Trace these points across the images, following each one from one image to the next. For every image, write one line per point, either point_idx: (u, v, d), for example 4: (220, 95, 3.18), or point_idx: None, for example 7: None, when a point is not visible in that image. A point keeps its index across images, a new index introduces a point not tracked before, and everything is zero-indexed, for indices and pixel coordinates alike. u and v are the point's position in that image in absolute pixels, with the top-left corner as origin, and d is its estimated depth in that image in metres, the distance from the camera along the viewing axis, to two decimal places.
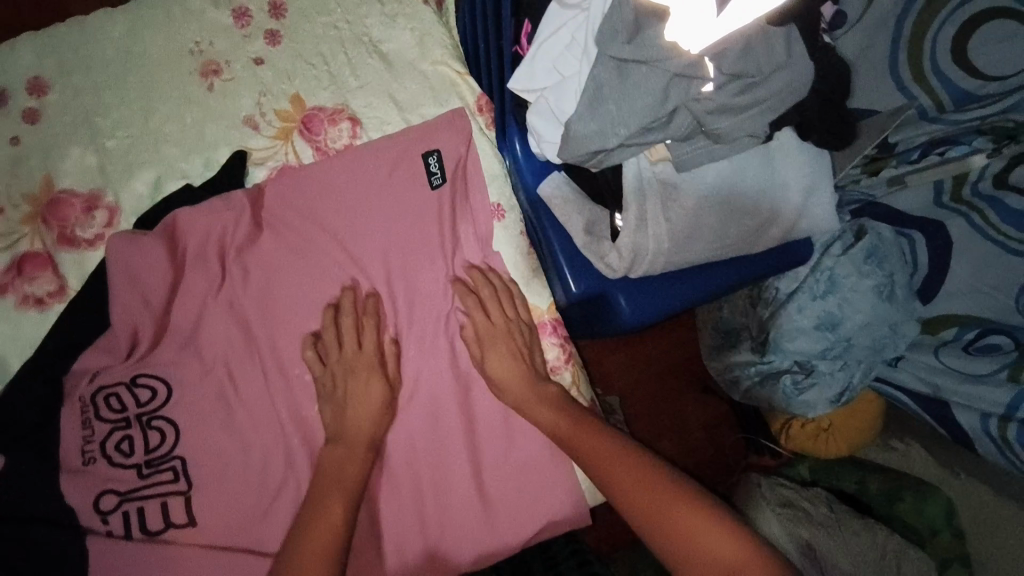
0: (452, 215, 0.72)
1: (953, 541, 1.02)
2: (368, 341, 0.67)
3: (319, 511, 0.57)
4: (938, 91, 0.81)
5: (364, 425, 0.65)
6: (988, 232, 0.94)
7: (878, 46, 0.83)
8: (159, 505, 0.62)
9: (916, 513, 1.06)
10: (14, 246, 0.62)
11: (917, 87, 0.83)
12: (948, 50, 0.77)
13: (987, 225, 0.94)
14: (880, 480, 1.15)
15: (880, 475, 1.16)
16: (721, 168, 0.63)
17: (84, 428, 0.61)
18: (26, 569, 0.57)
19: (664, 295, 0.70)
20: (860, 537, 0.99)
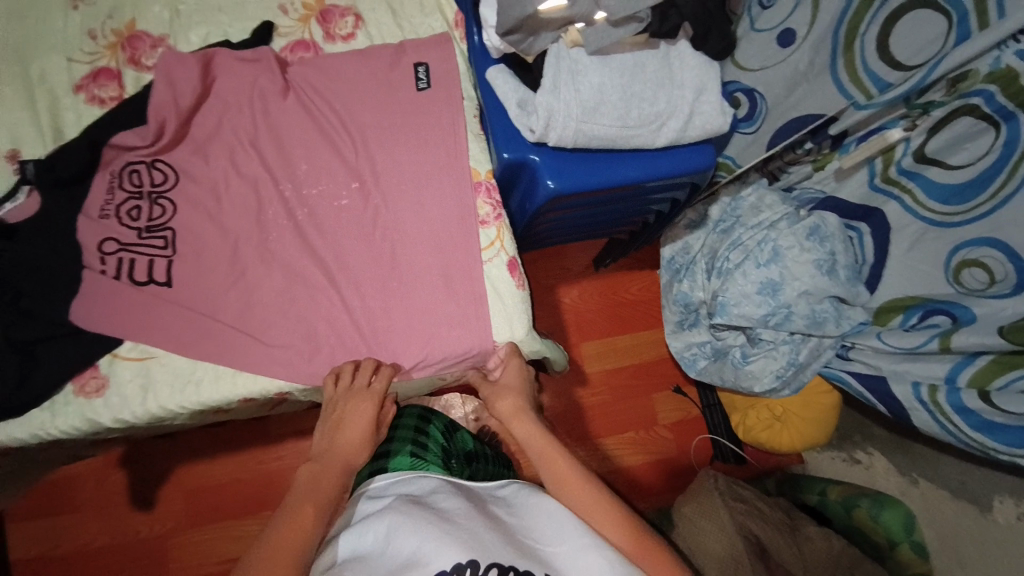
0: (426, 101, 0.90)
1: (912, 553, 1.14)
2: (378, 383, 0.78)
3: (291, 517, 0.61)
4: (867, 84, 1.00)
5: (346, 453, 0.71)
6: (916, 210, 1.06)
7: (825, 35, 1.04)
8: (147, 261, 0.80)
9: (872, 520, 1.19)
10: (96, 62, 0.85)
11: (853, 85, 1.02)
12: (874, 47, 0.97)
13: (916, 203, 1.05)
14: (839, 490, 1.29)
15: (841, 487, 1.30)
16: (624, 61, 0.81)
17: (108, 193, 0.80)
18: (56, 272, 0.77)
19: (581, 172, 0.85)
20: (814, 543, 1.09)
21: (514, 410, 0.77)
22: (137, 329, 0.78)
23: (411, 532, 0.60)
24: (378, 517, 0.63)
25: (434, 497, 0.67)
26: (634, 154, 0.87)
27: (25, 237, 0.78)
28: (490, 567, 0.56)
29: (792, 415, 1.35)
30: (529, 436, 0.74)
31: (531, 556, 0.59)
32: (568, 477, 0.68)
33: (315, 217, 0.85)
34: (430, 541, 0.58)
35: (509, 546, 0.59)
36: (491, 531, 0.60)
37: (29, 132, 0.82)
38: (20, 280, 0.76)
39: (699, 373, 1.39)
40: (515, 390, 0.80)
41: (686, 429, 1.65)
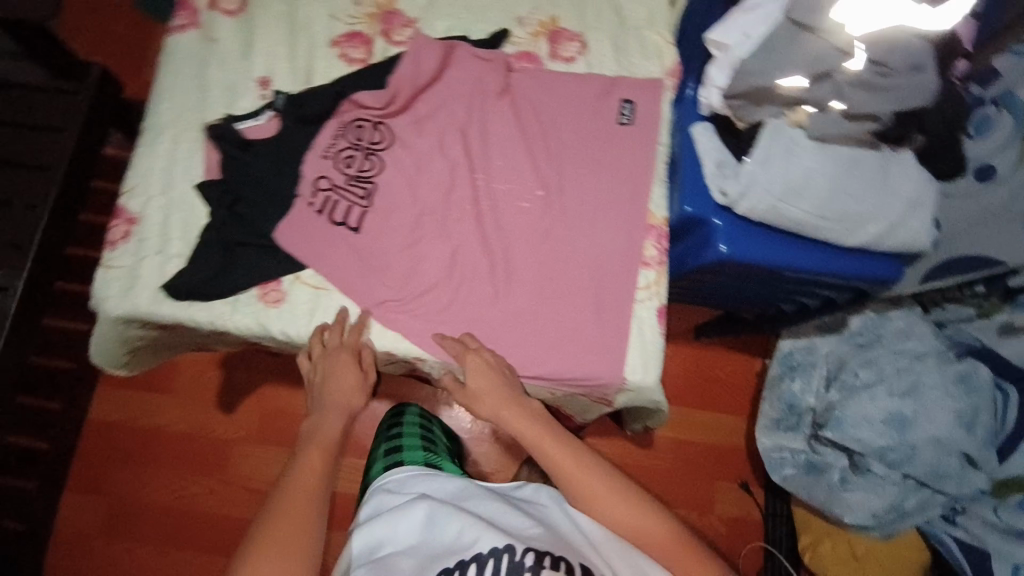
0: (624, 137, 0.94)
1: None
2: (350, 338, 0.85)
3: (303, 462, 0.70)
4: None
5: (336, 400, 0.80)
6: None
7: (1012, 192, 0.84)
8: (347, 206, 0.88)
9: None
10: (354, 25, 0.96)
11: None
12: None
13: None
14: None
15: None
16: (841, 154, 0.80)
17: (333, 137, 0.90)
18: (274, 194, 0.88)
19: (760, 244, 0.85)
20: None
21: (513, 416, 0.76)
22: (325, 263, 0.87)
23: (441, 523, 0.64)
24: (411, 506, 0.67)
25: (458, 495, 0.70)
26: (811, 246, 0.86)
27: (258, 157, 0.88)
28: (528, 551, 0.60)
29: (872, 556, 1.26)
30: (529, 434, 0.74)
31: (561, 543, 0.63)
32: (584, 485, 0.68)
33: (494, 213, 0.90)
34: (461, 532, 0.63)
35: (540, 535, 0.63)
36: (520, 524, 0.64)
37: (284, 69, 0.93)
38: (243, 192, 0.87)
39: (782, 480, 1.30)
40: (494, 397, 0.78)
41: (740, 529, 1.59)
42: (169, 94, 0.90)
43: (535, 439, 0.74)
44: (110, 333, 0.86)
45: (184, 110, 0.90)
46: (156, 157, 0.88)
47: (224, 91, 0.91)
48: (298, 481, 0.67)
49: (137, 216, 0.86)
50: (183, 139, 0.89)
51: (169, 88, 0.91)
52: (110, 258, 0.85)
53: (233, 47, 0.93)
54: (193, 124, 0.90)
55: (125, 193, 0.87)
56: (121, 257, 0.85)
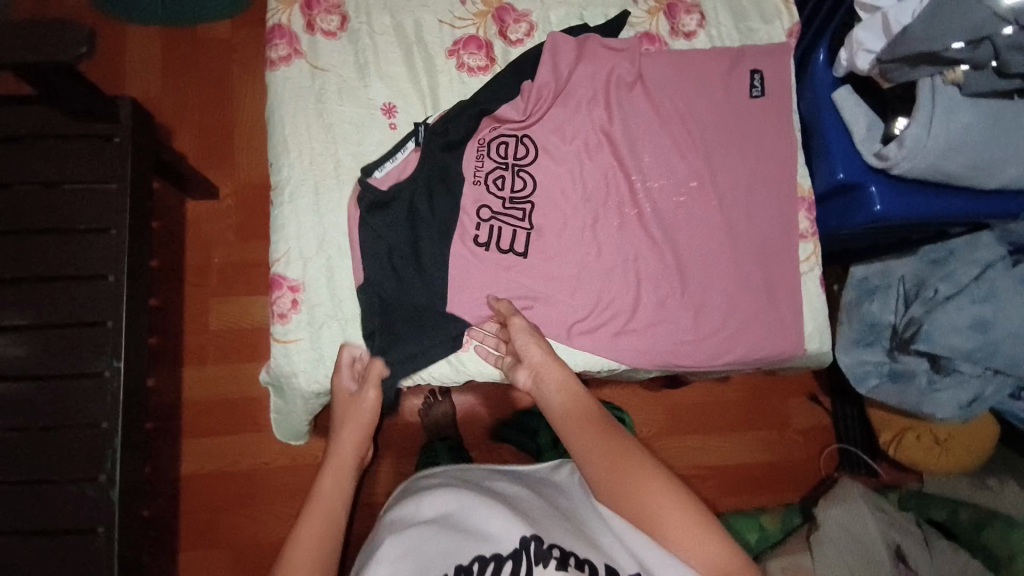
0: (759, 110, 0.93)
1: None
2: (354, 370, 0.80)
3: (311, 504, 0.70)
4: None
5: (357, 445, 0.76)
6: None
7: None
8: (511, 233, 0.84)
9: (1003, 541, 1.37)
10: (467, 28, 0.88)
11: None
12: None
13: None
14: (970, 511, 1.45)
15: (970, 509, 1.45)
16: (989, 105, 0.84)
17: (477, 160, 0.84)
18: (434, 233, 0.81)
19: (911, 199, 0.89)
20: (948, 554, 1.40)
21: (557, 384, 0.75)
22: (502, 300, 0.83)
23: (461, 512, 0.65)
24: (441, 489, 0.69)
25: (485, 480, 0.73)
26: (953, 194, 0.91)
27: (411, 196, 0.82)
28: (552, 547, 0.60)
29: (954, 441, 1.44)
30: (559, 411, 0.73)
31: (592, 544, 0.62)
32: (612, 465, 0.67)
33: (655, 212, 0.88)
34: (482, 519, 0.63)
35: (572, 531, 0.63)
36: (546, 515, 0.66)
37: (409, 92, 0.86)
38: (405, 233, 0.81)
39: (872, 392, 1.41)
40: (546, 371, 0.76)
41: (817, 437, 1.76)
42: (293, 141, 0.82)
43: (564, 397, 0.74)
44: (299, 407, 0.84)
45: (315, 156, 0.82)
46: (300, 214, 0.81)
47: (352, 128, 0.83)
48: (329, 503, 0.69)
49: (300, 282, 0.81)
50: (325, 189, 0.82)
51: (292, 135, 0.82)
52: (285, 332, 0.80)
53: (348, 75, 0.84)
54: (330, 170, 0.82)
55: (280, 259, 0.81)
56: (296, 329, 0.80)
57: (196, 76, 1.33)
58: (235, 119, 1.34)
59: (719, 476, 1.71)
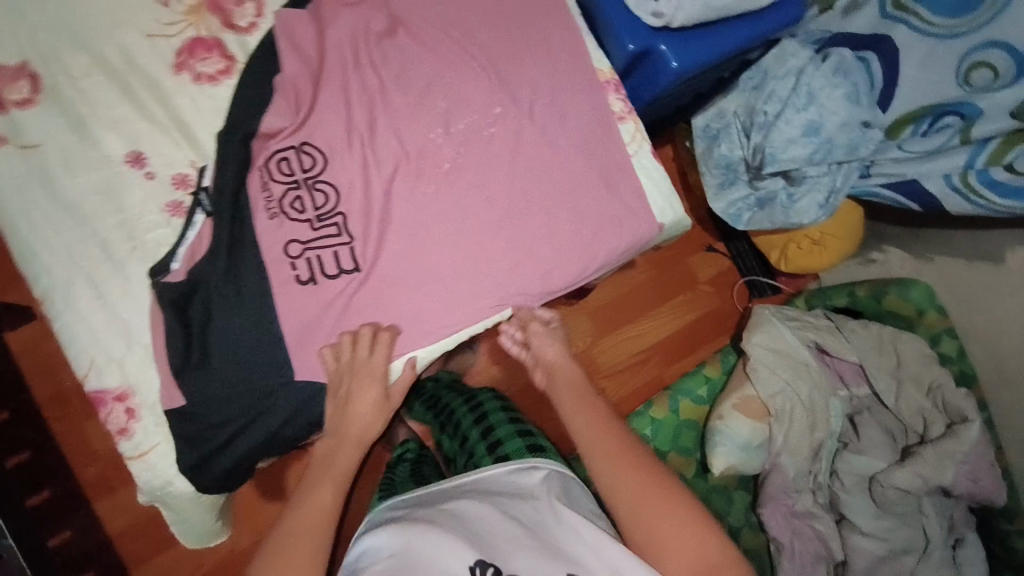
0: (533, 9, 0.88)
1: (937, 317, 1.49)
2: (376, 356, 0.75)
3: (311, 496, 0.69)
4: None
5: (356, 425, 0.74)
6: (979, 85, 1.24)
7: None
8: (332, 255, 0.76)
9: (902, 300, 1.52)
10: (183, 33, 0.75)
11: None
12: None
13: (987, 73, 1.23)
14: (866, 287, 1.59)
15: (866, 285, 1.60)
16: None
17: (264, 189, 0.75)
18: (255, 275, 0.74)
19: (700, 44, 0.89)
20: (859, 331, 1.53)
21: (568, 381, 0.84)
22: (354, 326, 0.77)
23: (411, 545, 0.65)
24: (396, 530, 0.67)
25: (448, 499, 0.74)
26: (738, 22, 0.91)
27: (212, 250, 0.73)
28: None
29: (828, 237, 1.57)
30: (566, 401, 0.82)
31: (556, 557, 0.65)
32: (629, 478, 0.72)
33: (473, 159, 0.84)
34: (440, 552, 0.64)
35: (535, 550, 0.65)
36: (509, 533, 0.66)
37: (150, 130, 0.73)
38: (224, 286, 0.73)
39: (749, 225, 1.51)
40: (556, 368, 0.86)
41: (724, 279, 1.88)
42: (46, 243, 0.70)
43: (570, 391, 0.83)
44: (194, 509, 0.77)
45: (75, 248, 0.71)
46: (91, 318, 0.71)
47: (103, 197, 0.72)
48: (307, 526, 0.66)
49: (126, 388, 0.72)
50: (104, 282, 0.72)
51: (40, 236, 0.70)
52: (135, 447, 0.72)
53: (70, 141, 0.71)
54: (101, 258, 0.72)
55: (86, 377, 0.72)
56: (147, 438, 0.73)
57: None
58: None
59: (656, 351, 1.81)
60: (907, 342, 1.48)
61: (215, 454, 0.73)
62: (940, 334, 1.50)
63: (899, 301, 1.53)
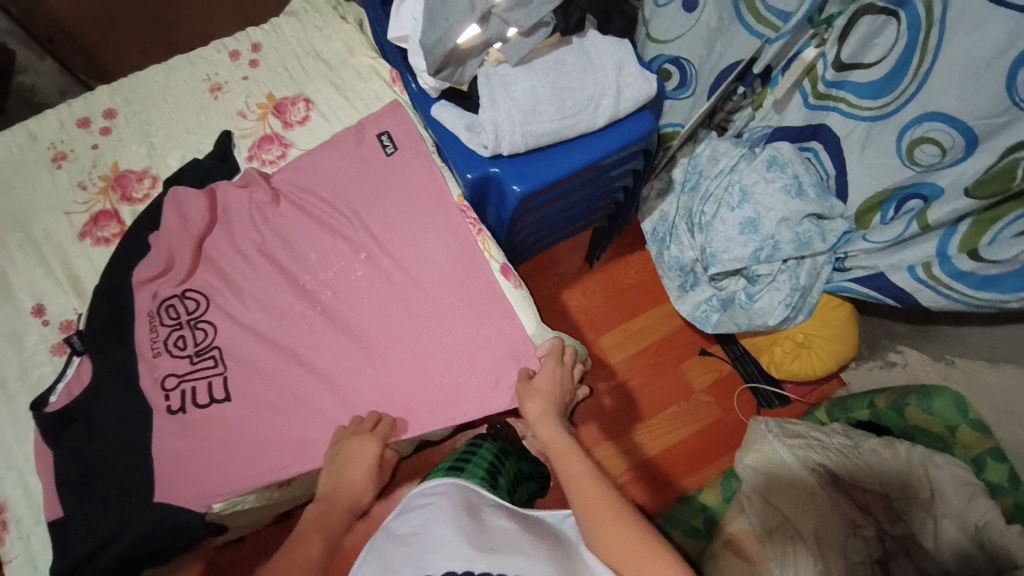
0: (389, 163, 0.99)
1: (977, 435, 1.11)
2: (382, 429, 0.82)
3: (298, 545, 0.65)
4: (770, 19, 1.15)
5: (357, 483, 0.77)
6: (932, 164, 1.08)
7: (694, 27, 1.28)
8: (206, 384, 0.86)
9: (925, 412, 1.16)
10: (92, 208, 0.95)
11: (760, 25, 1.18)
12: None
13: (937, 154, 1.07)
14: (887, 397, 1.23)
15: (886, 392, 1.23)
16: (547, 62, 0.90)
17: (151, 331, 0.87)
18: (108, 404, 0.84)
19: (541, 168, 0.92)
20: (883, 453, 1.17)
21: (548, 439, 0.78)
22: (206, 454, 0.82)
23: (425, 535, 0.59)
24: (427, 513, 0.63)
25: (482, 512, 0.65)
26: (582, 142, 0.94)
27: (88, 384, 0.85)
28: None
29: (812, 339, 1.38)
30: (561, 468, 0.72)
31: None
32: (618, 537, 0.61)
33: (336, 294, 0.91)
34: (449, 538, 0.57)
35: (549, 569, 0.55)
36: (529, 548, 0.58)
37: (52, 286, 0.90)
38: (98, 412, 0.83)
39: (716, 328, 1.43)
40: (543, 434, 0.78)
41: (721, 388, 1.58)
42: None
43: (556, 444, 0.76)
44: None
45: None
46: None
47: (7, 341, 0.88)
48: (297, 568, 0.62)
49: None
50: None
51: None
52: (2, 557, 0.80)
53: None
54: None
55: None
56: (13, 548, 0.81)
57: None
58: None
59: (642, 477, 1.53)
60: (941, 466, 1.10)
61: (81, 565, 0.78)
62: (982, 454, 1.10)
63: (925, 416, 1.17)
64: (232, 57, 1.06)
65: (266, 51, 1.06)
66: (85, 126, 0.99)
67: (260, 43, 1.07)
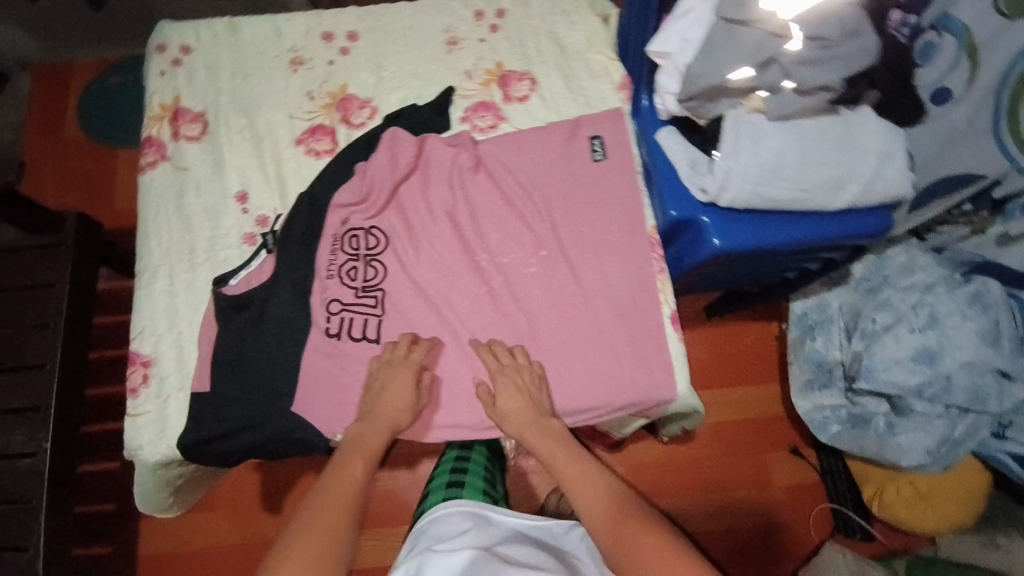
0: (594, 171, 0.96)
1: None
2: (415, 356, 0.84)
3: (339, 470, 0.74)
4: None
5: (392, 416, 0.81)
6: None
7: None
8: (363, 320, 0.88)
9: None
10: (313, 119, 0.99)
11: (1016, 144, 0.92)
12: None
13: None
14: None
15: None
16: (806, 124, 0.82)
17: (332, 253, 0.90)
18: (277, 307, 0.88)
19: (752, 230, 0.86)
20: None
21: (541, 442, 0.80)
22: (344, 386, 0.85)
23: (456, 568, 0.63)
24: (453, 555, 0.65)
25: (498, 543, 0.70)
26: (805, 217, 0.87)
27: (265, 282, 0.89)
28: None
29: (937, 493, 1.27)
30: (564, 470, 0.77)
31: None
32: (633, 548, 0.66)
33: (504, 279, 0.91)
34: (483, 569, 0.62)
35: None
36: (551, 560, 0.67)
37: (258, 178, 0.95)
38: (267, 310, 0.88)
39: (831, 439, 1.29)
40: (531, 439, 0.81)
41: (803, 494, 1.47)
42: (153, 229, 0.93)
43: (553, 456, 0.79)
44: (157, 477, 0.88)
45: (172, 243, 0.92)
46: (157, 287, 0.91)
47: (207, 215, 0.94)
48: (329, 499, 0.70)
49: (152, 357, 0.88)
50: (178, 275, 0.91)
51: (152, 223, 0.93)
52: (137, 405, 0.86)
53: (205, 172, 0.96)
54: (185, 256, 0.92)
55: (138, 337, 0.89)
56: (148, 402, 0.87)
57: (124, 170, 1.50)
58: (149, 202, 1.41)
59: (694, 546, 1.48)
60: None
61: (212, 441, 0.83)
62: None
63: None
64: (476, 15, 1.05)
65: (509, 18, 1.05)
66: (327, 40, 1.03)
67: (506, 9, 1.06)
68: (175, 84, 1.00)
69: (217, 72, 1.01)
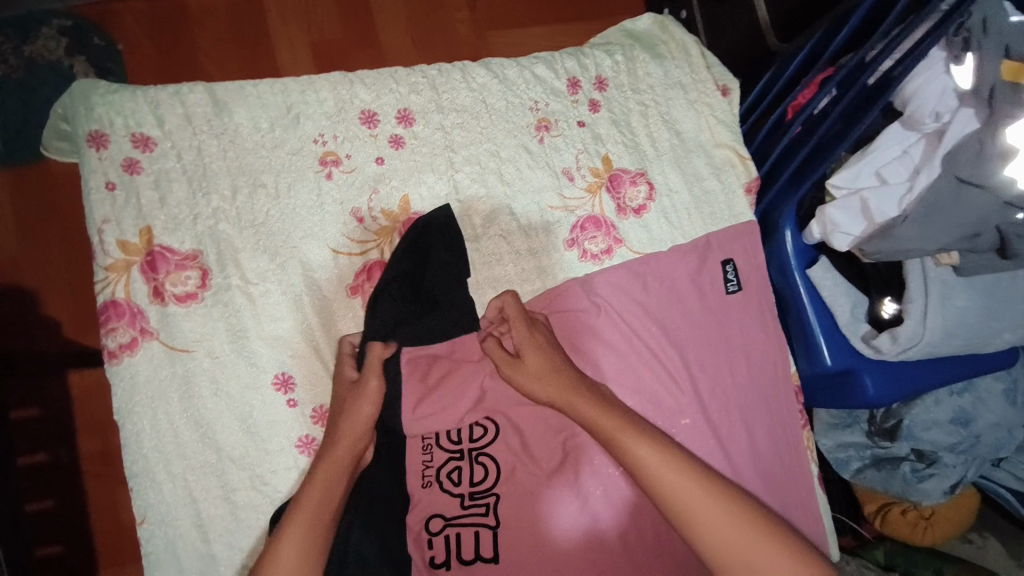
0: (728, 307, 0.80)
1: None
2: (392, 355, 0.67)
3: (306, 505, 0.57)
4: None
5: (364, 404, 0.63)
6: None
7: None
8: (473, 536, 0.66)
9: None
10: (367, 253, 0.71)
11: None
12: None
13: None
14: None
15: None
16: (987, 279, 0.73)
17: (425, 453, 0.70)
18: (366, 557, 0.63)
19: (908, 382, 0.78)
20: None
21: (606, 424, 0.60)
22: None
23: None
24: None
25: None
26: (951, 360, 0.82)
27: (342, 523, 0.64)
28: None
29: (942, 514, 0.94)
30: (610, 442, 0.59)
31: None
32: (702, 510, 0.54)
33: None
34: None
35: None
36: None
37: (307, 354, 0.68)
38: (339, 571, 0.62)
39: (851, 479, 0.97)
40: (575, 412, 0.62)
41: None
42: (158, 454, 0.63)
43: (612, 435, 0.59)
44: None
45: (190, 472, 0.64)
46: (181, 543, 0.63)
47: (237, 420, 0.66)
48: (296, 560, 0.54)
49: None
50: (211, 522, 0.64)
51: (154, 444, 0.63)
52: None
53: (221, 348, 0.66)
54: (215, 489, 0.65)
55: None
56: None
57: (34, 229, 0.96)
58: (55, 291, 0.95)
59: None
60: None
61: None
62: None
63: None
64: (569, 86, 0.80)
65: (612, 91, 0.81)
66: (369, 125, 0.72)
67: (606, 78, 0.81)
68: (140, 207, 0.65)
69: (209, 184, 0.68)
